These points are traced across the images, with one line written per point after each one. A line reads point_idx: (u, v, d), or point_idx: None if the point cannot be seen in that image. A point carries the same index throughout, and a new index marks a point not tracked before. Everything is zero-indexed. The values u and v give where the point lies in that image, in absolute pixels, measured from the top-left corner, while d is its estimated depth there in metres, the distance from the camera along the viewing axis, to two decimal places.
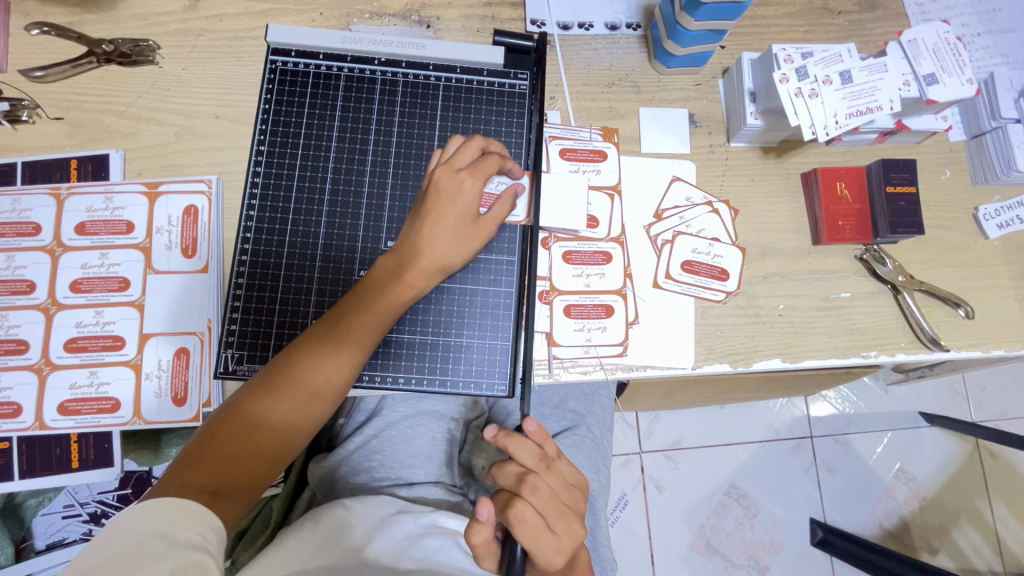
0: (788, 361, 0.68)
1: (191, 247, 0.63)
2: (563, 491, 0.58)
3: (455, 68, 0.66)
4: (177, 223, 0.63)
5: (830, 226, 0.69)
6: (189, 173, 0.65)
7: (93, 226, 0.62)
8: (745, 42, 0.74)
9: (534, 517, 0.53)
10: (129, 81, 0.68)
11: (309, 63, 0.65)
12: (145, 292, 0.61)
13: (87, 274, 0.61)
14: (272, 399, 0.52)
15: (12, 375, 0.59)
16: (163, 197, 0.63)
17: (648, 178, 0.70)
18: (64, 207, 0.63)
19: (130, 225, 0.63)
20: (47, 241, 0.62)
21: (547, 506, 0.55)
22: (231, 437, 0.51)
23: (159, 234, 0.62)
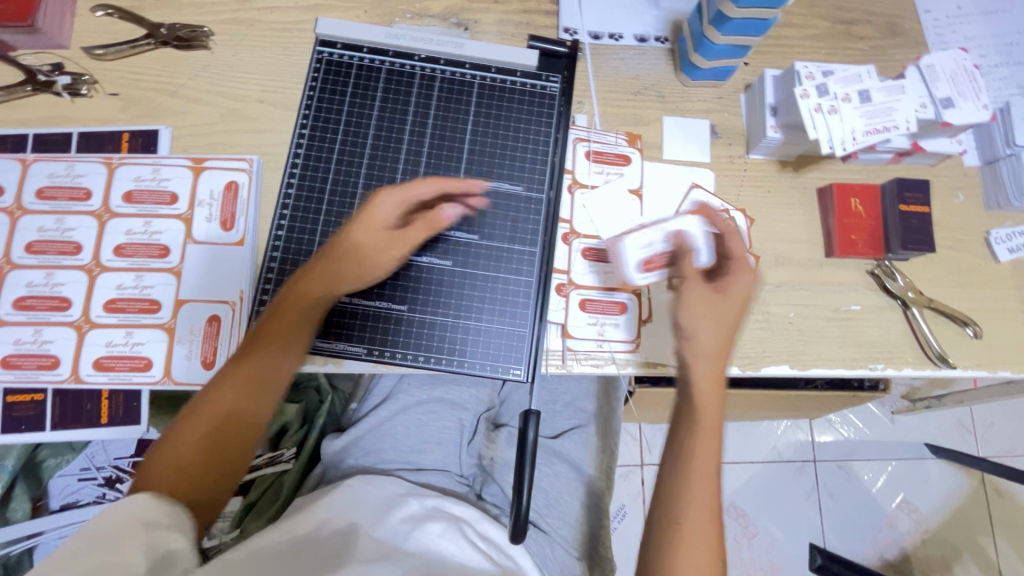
0: (796, 368, 0.70)
1: (230, 220, 0.66)
2: (736, 295, 0.57)
3: (490, 68, 0.69)
4: (218, 197, 0.66)
5: (843, 240, 0.71)
6: (233, 151, 0.69)
7: (140, 194, 0.66)
8: (768, 60, 0.77)
9: (698, 304, 0.57)
10: (182, 63, 0.72)
11: (353, 54, 0.68)
12: (184, 259, 0.65)
13: (131, 240, 0.65)
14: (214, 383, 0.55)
15: (53, 330, 0.62)
16: (206, 172, 0.67)
17: (669, 182, 0.73)
18: (114, 176, 0.66)
19: (175, 196, 0.66)
20: (98, 208, 0.65)
21: (708, 311, 0.57)
22: (175, 440, 0.53)
23: (200, 206, 0.66)
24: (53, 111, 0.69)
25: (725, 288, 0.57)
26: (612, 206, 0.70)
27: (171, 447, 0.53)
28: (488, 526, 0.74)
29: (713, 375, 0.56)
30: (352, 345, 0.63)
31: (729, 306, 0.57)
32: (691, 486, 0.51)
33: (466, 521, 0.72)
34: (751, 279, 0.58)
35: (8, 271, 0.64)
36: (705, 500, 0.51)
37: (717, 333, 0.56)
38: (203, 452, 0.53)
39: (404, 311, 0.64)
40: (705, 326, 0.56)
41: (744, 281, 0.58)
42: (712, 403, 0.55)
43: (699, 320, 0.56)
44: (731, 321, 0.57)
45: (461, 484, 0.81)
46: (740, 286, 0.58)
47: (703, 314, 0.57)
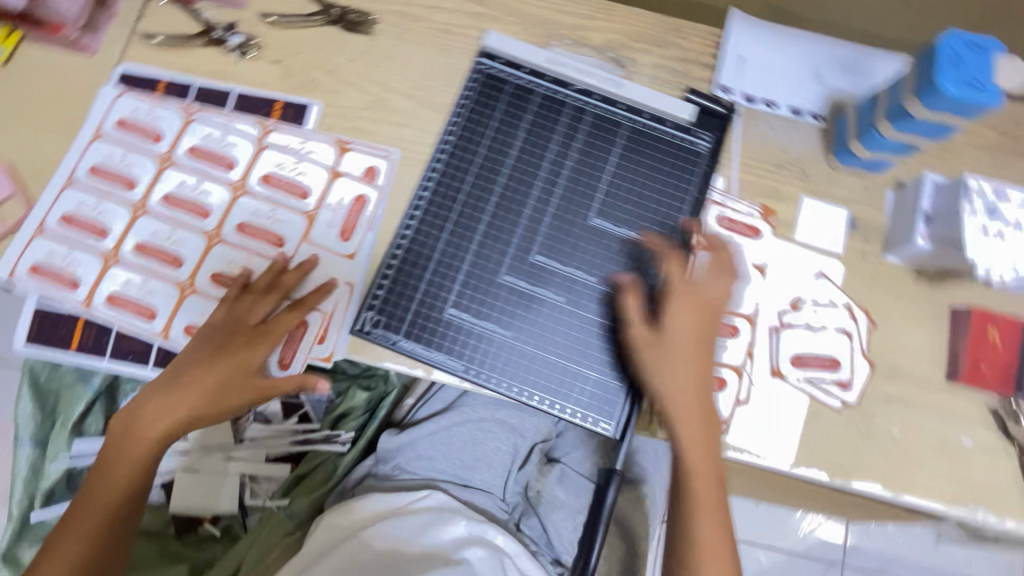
0: (890, 491, 0.65)
1: (349, 231, 0.66)
2: (691, 315, 0.59)
3: (643, 112, 0.68)
4: (346, 203, 0.67)
5: (971, 369, 0.67)
6: (374, 141, 0.69)
7: (276, 179, 0.68)
8: (928, 161, 0.73)
9: (672, 344, 0.59)
10: (344, 45, 0.74)
11: (512, 72, 0.69)
12: (295, 253, 0.66)
13: (255, 219, 0.67)
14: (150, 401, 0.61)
15: (159, 284, 0.65)
16: (340, 176, 0.68)
17: (795, 265, 0.70)
18: (259, 155, 0.69)
19: (310, 183, 0.68)
20: (235, 180, 0.68)
21: (677, 350, 0.58)
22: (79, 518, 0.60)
23: (327, 209, 0.67)
24: (219, 66, 0.72)
25: (670, 330, 0.59)
26: (730, 277, 0.68)
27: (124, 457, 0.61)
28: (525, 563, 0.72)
29: (694, 410, 0.58)
30: (449, 358, 0.62)
31: (689, 345, 0.59)
32: (700, 526, 0.57)
33: (508, 553, 0.71)
34: (687, 311, 0.59)
35: (140, 214, 0.67)
36: (710, 536, 0.57)
37: (688, 372, 0.58)
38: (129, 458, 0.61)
39: (507, 335, 0.63)
40: (682, 366, 0.58)
41: (685, 323, 0.59)
42: (701, 454, 0.58)
43: (680, 363, 0.58)
44: (700, 365, 0.59)
45: (502, 511, 0.81)
46: (679, 318, 0.59)
47: (654, 359, 0.58)
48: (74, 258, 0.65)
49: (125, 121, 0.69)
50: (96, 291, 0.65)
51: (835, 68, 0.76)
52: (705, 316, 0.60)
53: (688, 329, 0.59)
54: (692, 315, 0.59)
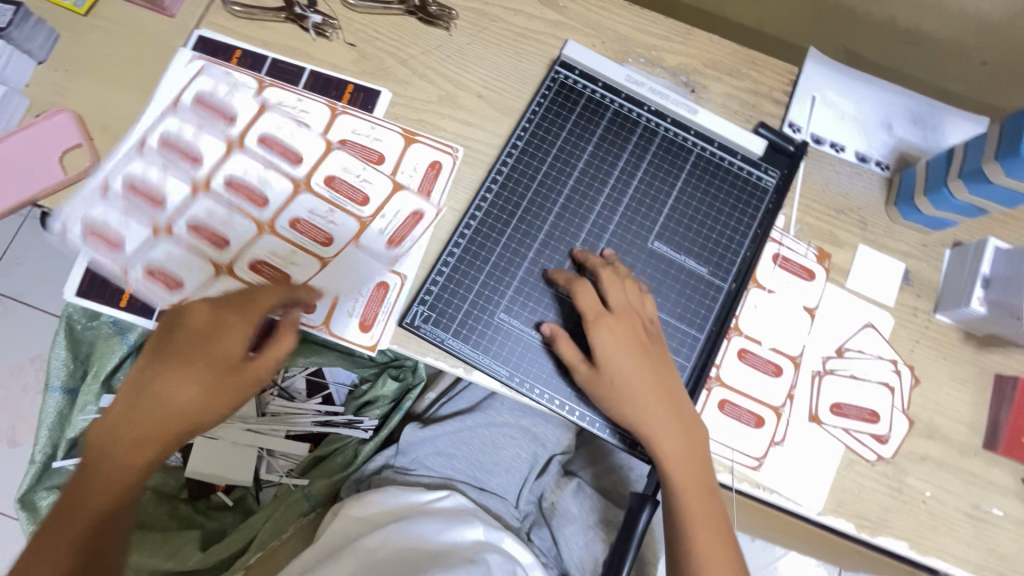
0: (915, 551, 0.65)
1: (398, 241, 0.65)
2: (629, 336, 0.59)
3: (712, 141, 0.68)
4: (420, 172, 0.67)
5: (1011, 440, 0.66)
6: (449, 147, 0.69)
7: (338, 182, 0.67)
8: (988, 224, 0.72)
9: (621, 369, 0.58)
10: (421, 36, 0.74)
11: (587, 84, 0.69)
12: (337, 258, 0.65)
13: (309, 218, 0.66)
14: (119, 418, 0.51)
15: (203, 262, 0.64)
16: (401, 186, 0.67)
17: (845, 313, 0.70)
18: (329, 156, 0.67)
19: (381, 158, 0.68)
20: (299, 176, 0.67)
21: (625, 373, 0.58)
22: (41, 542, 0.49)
23: (402, 176, 0.67)
24: (295, 43, 0.72)
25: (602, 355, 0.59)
26: (780, 316, 0.68)
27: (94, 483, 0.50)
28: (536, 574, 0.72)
29: (680, 441, 0.58)
30: (495, 363, 0.62)
31: (627, 362, 0.59)
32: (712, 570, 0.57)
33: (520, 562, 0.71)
34: (603, 326, 0.59)
35: (200, 193, 0.66)
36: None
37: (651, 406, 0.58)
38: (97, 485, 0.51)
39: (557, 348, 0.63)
40: (662, 410, 0.58)
41: (608, 341, 0.59)
42: (696, 485, 0.58)
43: (634, 394, 0.58)
44: (644, 379, 0.58)
45: (512, 517, 0.81)
46: (614, 344, 0.59)
47: (619, 385, 0.58)
48: (129, 223, 0.64)
49: (199, 98, 0.68)
50: (140, 259, 0.64)
51: (905, 120, 0.75)
52: (631, 330, 0.59)
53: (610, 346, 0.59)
54: (619, 330, 0.59)
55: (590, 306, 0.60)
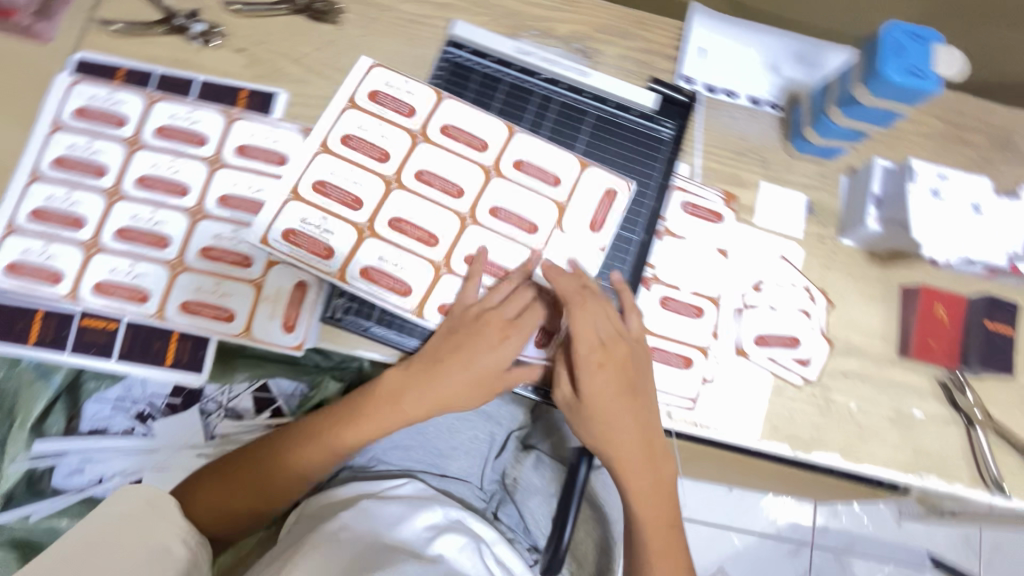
0: (848, 461, 0.68)
1: (385, 156, 0.67)
2: (619, 375, 0.62)
3: (607, 101, 0.71)
4: (371, 103, 0.69)
5: (920, 343, 0.70)
6: (389, 90, 0.69)
7: (330, 188, 0.65)
8: (878, 149, 0.77)
9: (605, 411, 0.62)
10: (311, 34, 0.73)
11: (479, 61, 0.71)
12: (343, 270, 0.64)
13: (303, 229, 0.64)
14: (366, 399, 0.65)
15: (146, 265, 0.63)
16: (400, 189, 0.66)
17: (757, 249, 0.73)
18: (314, 159, 0.66)
19: (385, 156, 0.67)
20: (287, 186, 0.65)
21: (609, 414, 0.62)
22: (200, 497, 0.66)
23: (355, 112, 0.68)
24: (182, 54, 0.71)
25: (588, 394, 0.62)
26: (695, 260, 0.71)
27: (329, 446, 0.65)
28: (501, 550, 0.72)
29: (646, 478, 0.64)
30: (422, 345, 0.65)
31: (614, 405, 0.62)
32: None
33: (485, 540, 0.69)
34: (595, 365, 0.61)
35: (116, 201, 0.65)
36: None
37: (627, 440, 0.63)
38: (333, 445, 0.65)
39: None
40: (636, 447, 0.63)
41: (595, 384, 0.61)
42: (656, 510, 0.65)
43: (613, 426, 0.63)
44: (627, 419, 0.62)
45: (478, 500, 0.80)
46: (599, 385, 0.61)
47: (604, 422, 0.62)
48: (52, 252, 0.63)
49: (84, 109, 0.67)
50: (81, 281, 0.62)
51: (791, 60, 0.79)
52: (621, 373, 0.62)
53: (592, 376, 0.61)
54: (606, 370, 0.61)
55: (583, 326, 0.62)
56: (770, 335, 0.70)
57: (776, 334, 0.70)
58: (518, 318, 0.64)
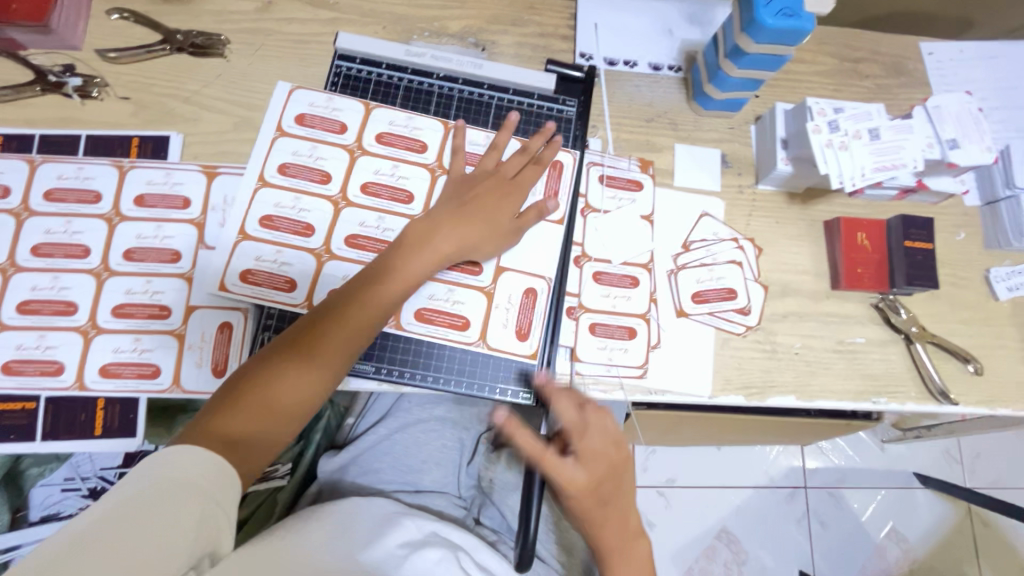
0: (802, 399, 0.70)
1: (324, 176, 0.66)
2: (605, 477, 0.59)
3: (507, 89, 0.72)
4: (306, 126, 0.67)
5: (849, 273, 0.72)
6: (314, 109, 0.68)
7: (278, 221, 0.64)
8: (779, 94, 0.79)
9: (592, 515, 0.60)
10: (197, 70, 0.71)
11: (372, 70, 0.70)
12: (309, 299, 0.62)
13: (260, 267, 0.62)
14: (398, 255, 0.59)
15: (57, 335, 0.60)
16: (350, 206, 0.65)
17: (680, 210, 0.74)
18: (257, 196, 0.64)
19: (327, 176, 0.66)
20: (233, 228, 0.63)
21: (596, 513, 0.60)
22: (205, 436, 0.48)
23: (288, 138, 0.67)
24: (63, 112, 0.68)
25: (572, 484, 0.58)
26: (621, 231, 0.71)
27: (372, 310, 0.56)
28: (484, 556, 0.69)
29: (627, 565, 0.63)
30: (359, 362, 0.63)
31: (600, 505, 0.60)
32: None
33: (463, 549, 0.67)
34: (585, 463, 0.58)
35: (12, 275, 0.62)
36: None
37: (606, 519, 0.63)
38: (373, 309, 0.56)
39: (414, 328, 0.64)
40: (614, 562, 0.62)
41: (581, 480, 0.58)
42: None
43: (604, 528, 0.61)
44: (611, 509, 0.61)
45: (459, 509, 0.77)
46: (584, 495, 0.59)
47: (591, 519, 0.61)
48: None
49: None
50: None
51: (683, 21, 0.80)
52: (608, 480, 0.60)
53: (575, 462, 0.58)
54: (597, 493, 0.59)
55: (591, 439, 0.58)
56: (706, 290, 0.71)
57: (711, 289, 0.71)
58: (484, 202, 0.64)
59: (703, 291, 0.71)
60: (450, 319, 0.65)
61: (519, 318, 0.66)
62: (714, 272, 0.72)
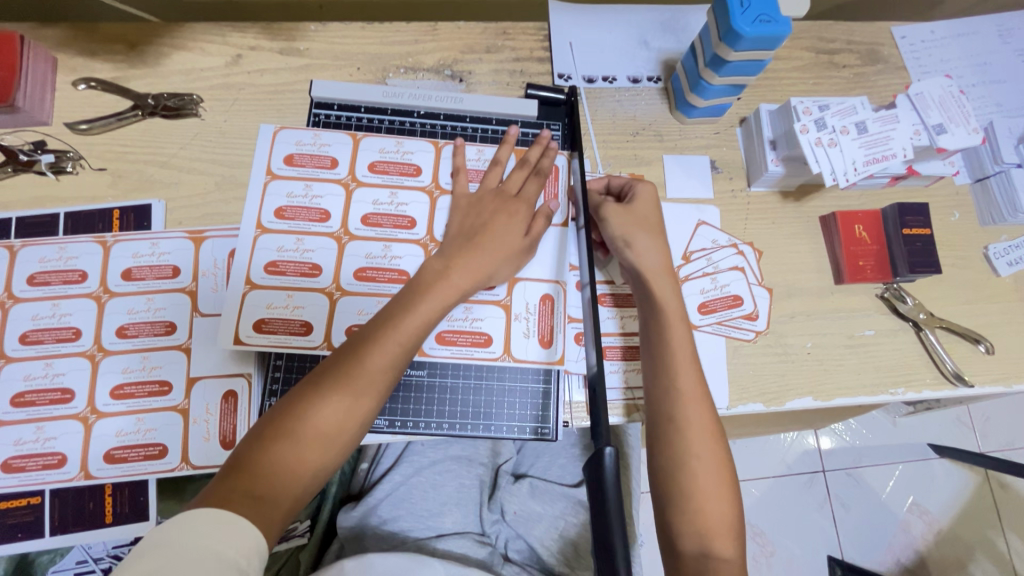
0: (820, 399, 0.69)
1: (325, 213, 0.64)
2: (649, 202, 0.65)
3: (490, 120, 0.71)
4: (297, 163, 0.65)
5: (851, 267, 0.72)
6: (305, 142, 0.66)
7: (284, 265, 0.62)
8: (760, 93, 0.79)
9: (627, 224, 0.63)
10: (172, 132, 0.69)
11: (351, 115, 0.69)
12: (328, 339, 0.60)
13: (273, 314, 0.60)
14: (414, 290, 0.57)
15: (56, 425, 0.58)
16: (353, 239, 0.63)
17: (676, 221, 0.73)
18: (257, 243, 0.62)
19: (326, 214, 0.64)
20: (238, 279, 0.61)
21: (634, 220, 0.63)
22: (237, 484, 0.47)
23: (281, 179, 0.65)
24: (38, 191, 0.66)
25: (650, 279, 0.61)
26: None
27: (390, 346, 0.54)
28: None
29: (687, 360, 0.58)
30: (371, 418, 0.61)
31: (650, 213, 0.64)
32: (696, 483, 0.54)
33: None
34: (672, 277, 0.62)
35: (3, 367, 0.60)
36: (714, 481, 0.54)
37: (681, 366, 0.57)
38: (392, 350, 0.54)
39: (423, 376, 0.63)
40: (666, 284, 0.61)
41: (651, 257, 0.62)
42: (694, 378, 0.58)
43: (642, 251, 0.62)
44: (686, 344, 0.59)
45: (482, 550, 0.75)
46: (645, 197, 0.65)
47: (629, 230, 0.63)
48: None
49: None
50: None
51: (657, 31, 0.80)
52: (638, 220, 0.64)
53: (660, 263, 0.62)
54: (639, 236, 0.63)
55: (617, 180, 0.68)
56: (711, 300, 0.70)
57: (718, 299, 0.70)
58: (495, 220, 0.62)
59: (710, 301, 0.70)
60: (471, 337, 0.63)
61: (540, 326, 0.63)
62: (718, 280, 0.71)
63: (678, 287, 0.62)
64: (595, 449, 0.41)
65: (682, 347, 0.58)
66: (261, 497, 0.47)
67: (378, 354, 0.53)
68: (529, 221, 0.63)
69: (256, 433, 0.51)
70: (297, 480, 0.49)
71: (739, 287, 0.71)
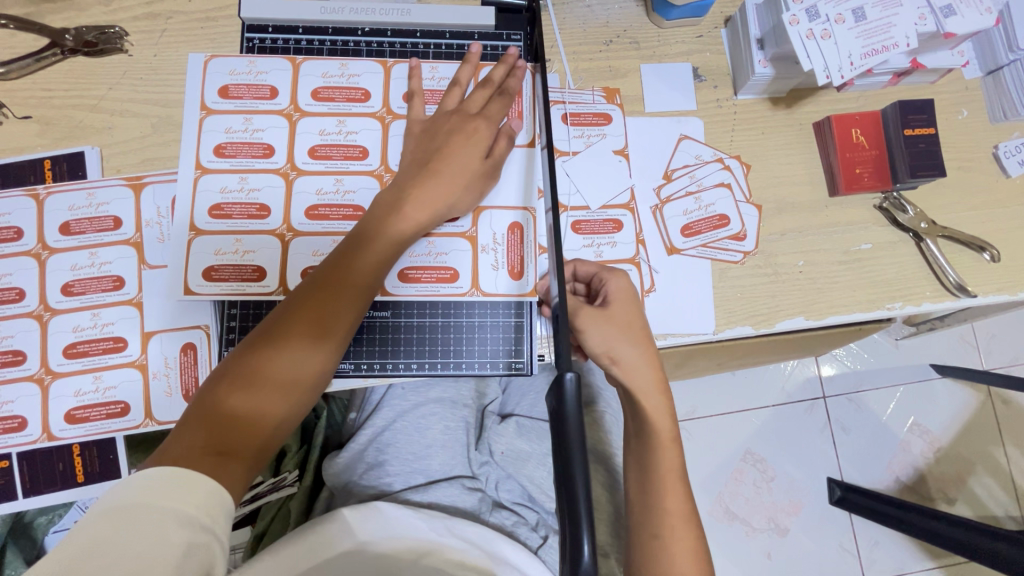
0: (811, 319, 0.65)
1: (268, 148, 0.59)
2: (628, 295, 0.57)
3: (443, 33, 0.64)
4: (234, 95, 0.60)
5: (848, 175, 0.66)
6: (240, 71, 0.60)
7: (229, 207, 0.57)
8: None
9: (610, 331, 0.55)
10: (99, 72, 0.63)
11: (288, 38, 0.62)
12: (283, 283, 0.57)
13: (222, 261, 0.57)
14: (373, 223, 0.53)
15: (13, 388, 0.57)
16: (301, 175, 0.59)
17: (656, 138, 0.67)
18: (198, 185, 0.58)
19: (270, 149, 0.59)
20: (182, 226, 0.57)
21: (615, 326, 0.56)
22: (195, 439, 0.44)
23: (218, 114, 0.59)
24: None
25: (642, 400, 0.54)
26: (597, 173, 0.66)
27: (350, 285, 0.51)
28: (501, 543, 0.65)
29: (671, 472, 0.54)
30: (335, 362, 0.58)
31: (629, 311, 0.57)
32: None
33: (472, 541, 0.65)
34: (665, 393, 0.55)
35: None
36: None
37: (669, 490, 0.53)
38: (350, 285, 0.51)
39: (387, 316, 0.59)
40: (657, 401, 0.55)
41: (640, 373, 0.55)
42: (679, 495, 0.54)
43: (627, 364, 0.55)
44: (674, 465, 0.55)
45: (471, 497, 0.76)
46: (617, 289, 0.57)
47: (611, 333, 0.55)
48: None
49: None
50: None
51: None
52: (620, 326, 0.56)
53: (647, 369, 0.55)
54: (622, 347, 0.55)
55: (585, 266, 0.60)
56: (695, 221, 0.66)
57: (703, 220, 0.66)
58: (456, 141, 0.56)
59: (693, 222, 0.66)
60: (436, 273, 0.59)
61: (508, 257, 0.60)
62: (703, 199, 0.66)
63: (670, 404, 0.56)
64: (556, 374, 0.37)
65: (670, 470, 0.53)
66: (220, 452, 0.44)
67: (335, 290, 0.50)
68: (491, 141, 0.57)
69: (211, 385, 0.48)
70: (264, 429, 0.47)
71: (726, 204, 0.66)
